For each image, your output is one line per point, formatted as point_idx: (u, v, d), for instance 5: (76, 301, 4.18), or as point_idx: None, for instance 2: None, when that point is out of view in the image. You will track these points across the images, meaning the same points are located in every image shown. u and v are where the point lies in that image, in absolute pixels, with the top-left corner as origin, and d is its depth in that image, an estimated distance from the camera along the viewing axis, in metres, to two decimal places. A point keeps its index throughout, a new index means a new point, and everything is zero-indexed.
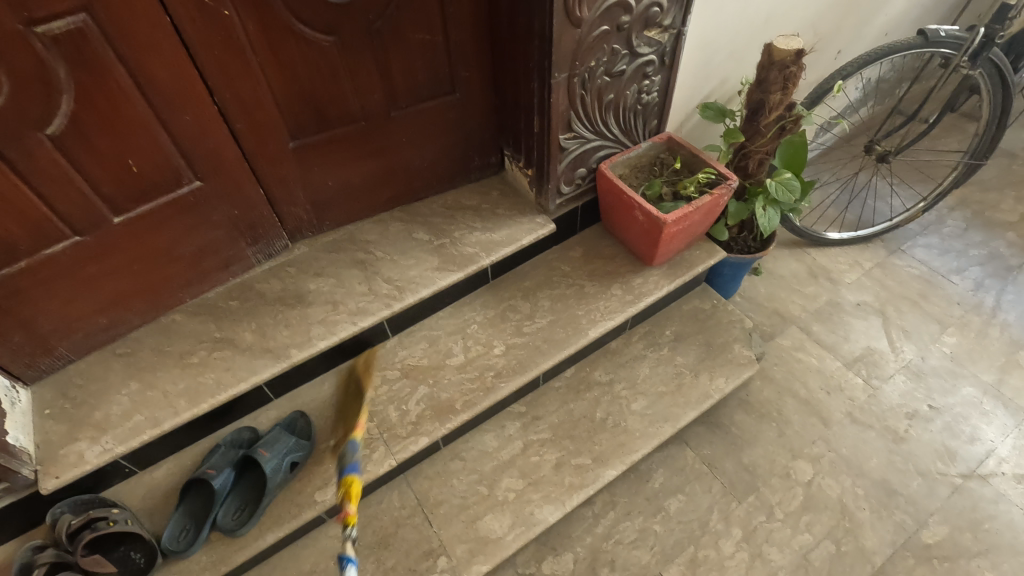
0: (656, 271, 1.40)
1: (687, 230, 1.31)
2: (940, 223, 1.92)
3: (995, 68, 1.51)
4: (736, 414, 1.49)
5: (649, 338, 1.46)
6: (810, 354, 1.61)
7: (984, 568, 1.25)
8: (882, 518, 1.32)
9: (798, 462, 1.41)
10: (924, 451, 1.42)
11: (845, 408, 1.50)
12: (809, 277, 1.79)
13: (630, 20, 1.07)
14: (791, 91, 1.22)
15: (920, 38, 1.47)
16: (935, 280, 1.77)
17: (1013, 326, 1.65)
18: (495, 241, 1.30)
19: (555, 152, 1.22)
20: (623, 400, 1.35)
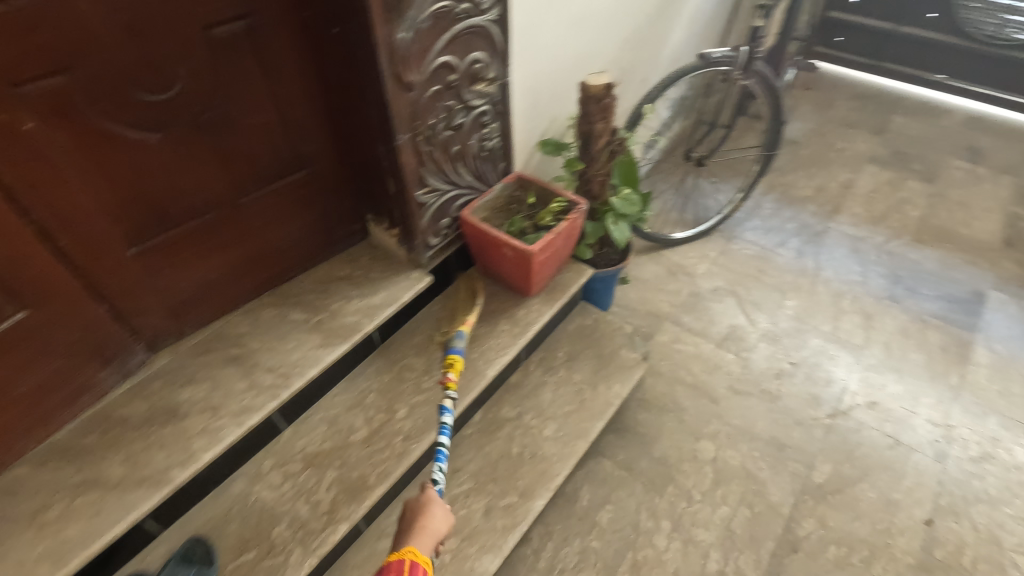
0: (536, 299, 1.47)
1: (554, 257, 1.40)
2: (758, 207, 2.24)
3: (763, 76, 1.82)
4: (638, 414, 1.59)
5: (545, 364, 1.52)
6: (687, 343, 1.77)
7: (867, 490, 1.43)
8: (780, 471, 1.47)
9: (701, 442, 1.53)
10: (796, 403, 1.61)
11: (726, 383, 1.67)
12: (669, 275, 1.98)
13: (457, 77, 1.16)
14: (611, 119, 1.38)
15: (702, 61, 1.74)
16: (767, 255, 2.05)
17: (833, 280, 1.96)
18: (375, 304, 1.29)
19: (415, 208, 1.26)
20: (535, 429, 1.38)
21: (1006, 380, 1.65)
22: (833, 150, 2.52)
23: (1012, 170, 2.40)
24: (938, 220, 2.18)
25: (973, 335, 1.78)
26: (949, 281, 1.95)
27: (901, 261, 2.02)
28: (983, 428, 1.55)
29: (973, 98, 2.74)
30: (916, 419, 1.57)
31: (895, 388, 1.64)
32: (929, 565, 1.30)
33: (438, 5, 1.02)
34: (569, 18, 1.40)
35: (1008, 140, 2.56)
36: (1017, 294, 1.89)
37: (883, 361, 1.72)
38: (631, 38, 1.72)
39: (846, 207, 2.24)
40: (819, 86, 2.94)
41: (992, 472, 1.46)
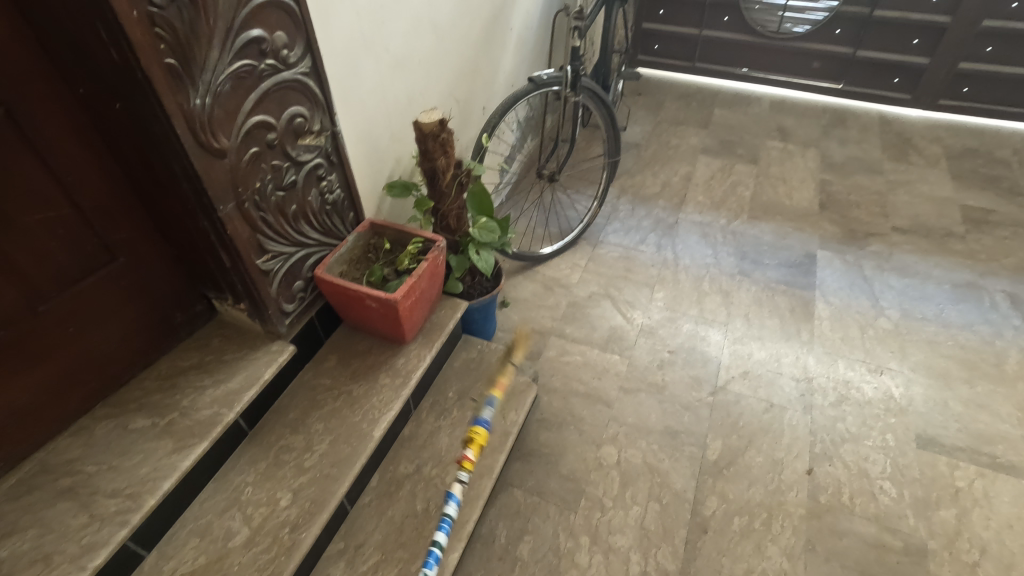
0: (413, 345, 1.42)
1: (422, 298, 1.37)
2: (615, 210, 2.38)
3: (592, 91, 1.94)
4: (540, 435, 1.59)
5: (437, 408, 1.47)
6: (574, 354, 1.81)
7: (755, 455, 1.53)
8: (678, 458, 1.53)
9: (604, 448, 1.56)
10: (681, 388, 1.70)
11: (616, 383, 1.72)
12: (546, 291, 2.03)
13: (277, 136, 1.09)
14: (452, 153, 1.38)
15: (533, 84, 1.81)
16: (632, 254, 2.17)
17: (691, 267, 2.12)
18: (234, 389, 1.17)
19: (259, 277, 1.16)
20: (437, 479, 1.33)
21: (845, 327, 1.87)
22: (670, 148, 2.75)
23: (814, 143, 2.76)
24: (766, 196, 2.44)
25: (812, 293, 1.99)
26: (785, 249, 2.18)
27: (743, 238, 2.23)
28: (835, 374, 1.73)
29: (774, 86, 3.13)
30: (782, 379, 1.72)
31: (760, 354, 1.80)
32: (818, 511, 1.42)
33: (237, 65, 0.96)
34: (390, 59, 1.40)
35: (806, 118, 2.94)
36: (839, 250, 2.16)
37: (746, 332, 1.87)
38: (460, 71, 1.75)
39: (690, 197, 2.44)
40: (648, 90, 3.21)
41: (850, 412, 1.63)
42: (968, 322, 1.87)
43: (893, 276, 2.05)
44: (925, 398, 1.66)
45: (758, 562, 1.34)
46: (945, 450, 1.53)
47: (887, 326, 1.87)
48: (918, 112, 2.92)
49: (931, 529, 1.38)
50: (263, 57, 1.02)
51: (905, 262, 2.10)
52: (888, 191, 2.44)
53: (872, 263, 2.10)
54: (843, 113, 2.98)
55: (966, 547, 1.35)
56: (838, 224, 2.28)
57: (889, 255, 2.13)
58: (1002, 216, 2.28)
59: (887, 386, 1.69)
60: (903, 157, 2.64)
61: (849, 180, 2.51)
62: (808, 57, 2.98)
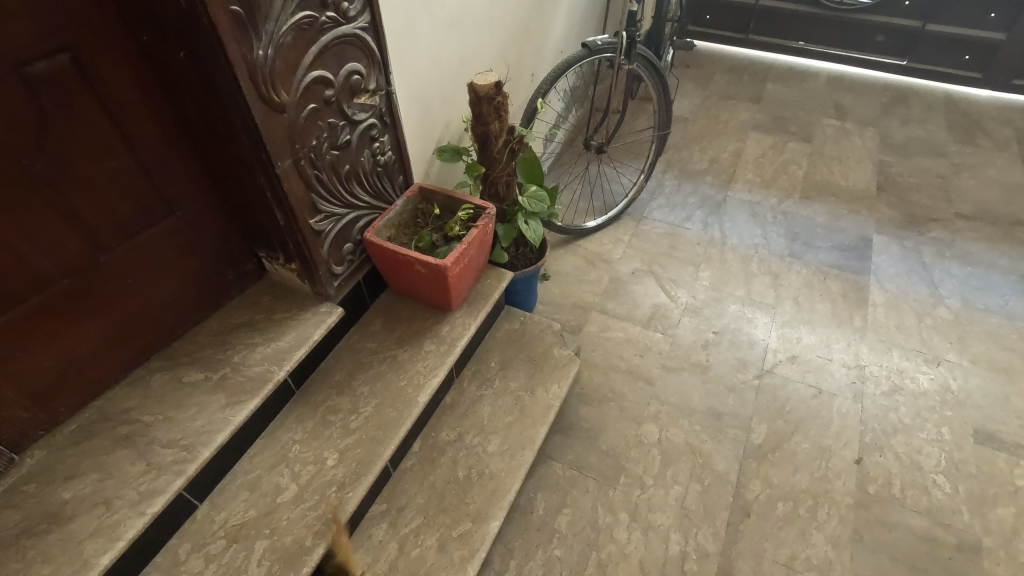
0: (458, 313, 1.41)
1: (470, 266, 1.34)
2: (661, 186, 2.31)
3: (646, 59, 1.86)
4: (580, 410, 1.58)
5: (479, 377, 1.46)
6: (615, 330, 1.78)
7: (801, 441, 1.49)
8: (720, 440, 1.50)
9: (645, 426, 1.54)
10: (726, 370, 1.66)
11: (659, 362, 1.69)
12: (588, 265, 1.99)
13: (334, 92, 1.07)
14: (505, 117, 1.33)
15: (586, 50, 1.74)
16: (677, 231, 2.11)
17: (739, 246, 2.05)
18: (284, 348, 1.17)
19: (311, 238, 1.15)
20: (479, 448, 1.32)
21: (900, 315, 1.79)
22: (719, 123, 2.65)
23: (872, 122, 2.62)
24: (820, 176, 2.34)
25: (866, 278, 1.91)
26: (838, 231, 2.09)
27: (794, 219, 2.15)
28: (889, 362, 1.67)
29: (832, 61, 2.97)
30: (832, 365, 1.66)
31: (809, 339, 1.74)
32: (866, 501, 1.38)
33: (299, 15, 0.93)
34: (446, 18, 1.35)
35: (865, 96, 2.80)
36: (897, 234, 2.06)
37: (795, 316, 1.81)
38: (512, 34, 1.70)
39: (739, 174, 2.36)
40: (697, 62, 3.09)
41: (903, 402, 1.57)
42: None
43: (954, 264, 1.95)
44: (985, 392, 1.58)
45: (802, 548, 1.31)
46: (1004, 447, 1.47)
47: (946, 316, 1.78)
48: (988, 91, 2.75)
49: (987, 526, 1.33)
50: (324, 9, 0.99)
51: (968, 250, 1.99)
52: (951, 174, 2.31)
53: (932, 250, 2.00)
54: (906, 91, 2.82)
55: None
56: (897, 208, 2.17)
57: (951, 242, 2.02)
58: None
59: (943, 377, 1.62)
60: (970, 139, 2.49)
61: (910, 161, 2.39)
62: (871, 31, 2.81)
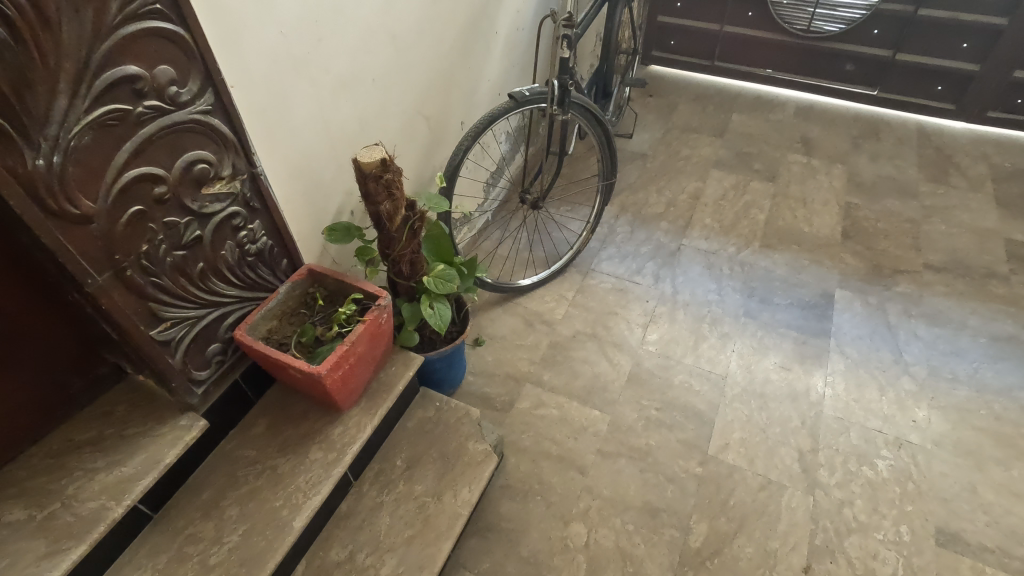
0: (352, 411, 1.25)
1: (360, 362, 1.19)
2: (612, 233, 2.16)
3: (584, 108, 1.71)
4: (503, 506, 1.42)
5: (381, 479, 1.30)
6: (549, 407, 1.62)
7: (744, 544, 1.34)
8: (655, 543, 1.35)
9: (572, 526, 1.38)
10: (667, 456, 1.50)
11: (594, 446, 1.53)
12: (526, 328, 1.83)
13: (169, 189, 0.91)
14: (399, 195, 1.18)
15: (513, 101, 1.59)
16: (625, 286, 1.96)
17: (691, 304, 1.89)
18: (128, 476, 1.01)
19: (156, 350, 0.99)
20: (371, 570, 1.17)
21: (861, 387, 1.64)
22: (679, 159, 2.50)
23: (841, 158, 2.47)
24: (782, 221, 2.19)
25: (825, 342, 1.76)
26: (798, 286, 1.94)
27: (752, 271, 1.99)
28: (846, 444, 1.51)
29: (800, 89, 2.83)
30: (784, 448, 1.51)
31: (760, 416, 1.58)
32: None
33: (99, 112, 0.78)
34: (334, 81, 1.20)
35: (835, 128, 2.65)
36: (861, 289, 1.91)
37: (747, 387, 1.65)
38: (432, 84, 1.55)
39: (697, 219, 2.20)
40: (660, 90, 2.95)
41: (860, 494, 1.41)
42: (1006, 386, 1.62)
43: (921, 324, 1.80)
44: (949, 481, 1.43)
45: None
46: (968, 550, 1.31)
47: (909, 387, 1.63)
48: (962, 124, 2.62)
49: None
50: (141, 98, 0.83)
51: (937, 307, 1.84)
52: (922, 219, 2.17)
53: (898, 307, 1.85)
54: (878, 122, 2.68)
55: None
56: (862, 258, 2.03)
57: (919, 298, 1.88)
58: None
59: (904, 463, 1.47)
60: (942, 178, 2.35)
61: (879, 204, 2.24)
62: (840, 59, 2.68)
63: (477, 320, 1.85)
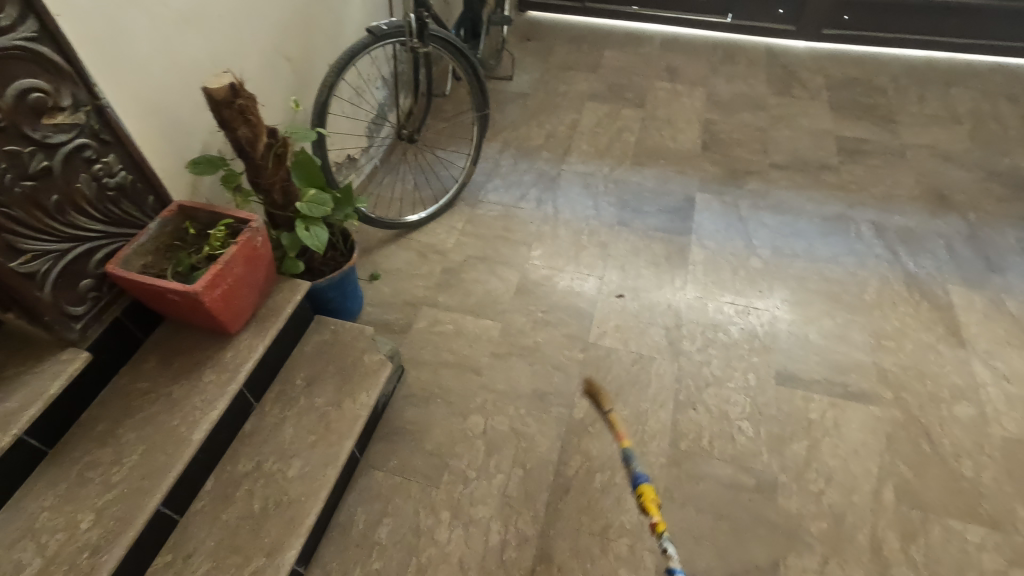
0: (243, 335, 1.32)
1: (242, 284, 1.25)
2: (497, 166, 2.28)
3: (445, 41, 1.79)
4: (406, 412, 1.54)
5: (283, 398, 1.38)
6: (445, 323, 1.74)
7: (620, 410, 1.52)
8: (545, 420, 1.51)
9: (470, 419, 1.52)
10: (554, 348, 1.67)
11: (487, 349, 1.67)
12: (420, 259, 1.93)
13: (3, 116, 0.93)
14: (256, 121, 1.24)
15: (371, 36, 1.65)
16: (511, 211, 2.09)
17: (571, 220, 2.05)
18: (12, 410, 1.04)
19: (22, 283, 1.02)
20: (278, 474, 1.26)
21: (717, 270, 1.86)
22: (558, 95, 2.63)
23: (701, 81, 2.69)
24: (651, 140, 2.37)
25: (687, 238, 1.97)
26: (665, 194, 2.14)
27: (625, 186, 2.17)
28: (704, 317, 1.73)
29: (665, 23, 3.03)
30: (653, 328, 1.71)
31: (632, 306, 1.77)
32: (678, 458, 1.43)
33: None
34: (174, 16, 1.22)
35: (697, 55, 2.86)
36: (718, 191, 2.14)
37: (621, 283, 1.84)
38: (290, 25, 1.59)
39: (574, 146, 2.36)
40: (539, 33, 3.06)
41: (716, 355, 1.63)
42: (834, 255, 1.89)
43: (767, 214, 2.04)
44: (787, 333, 1.68)
45: (617, 516, 1.33)
46: (802, 384, 1.56)
47: (757, 266, 1.87)
48: (804, 43, 2.91)
49: (783, 463, 1.41)
50: None
51: (780, 198, 2.10)
52: (769, 126, 2.42)
53: (748, 203, 2.08)
54: (735, 47, 2.91)
55: (813, 477, 1.38)
56: (719, 164, 2.25)
57: (766, 193, 2.12)
58: (875, 145, 2.30)
59: (752, 326, 1.70)
60: (786, 90, 2.61)
61: (734, 117, 2.47)
62: None
63: (372, 257, 1.93)
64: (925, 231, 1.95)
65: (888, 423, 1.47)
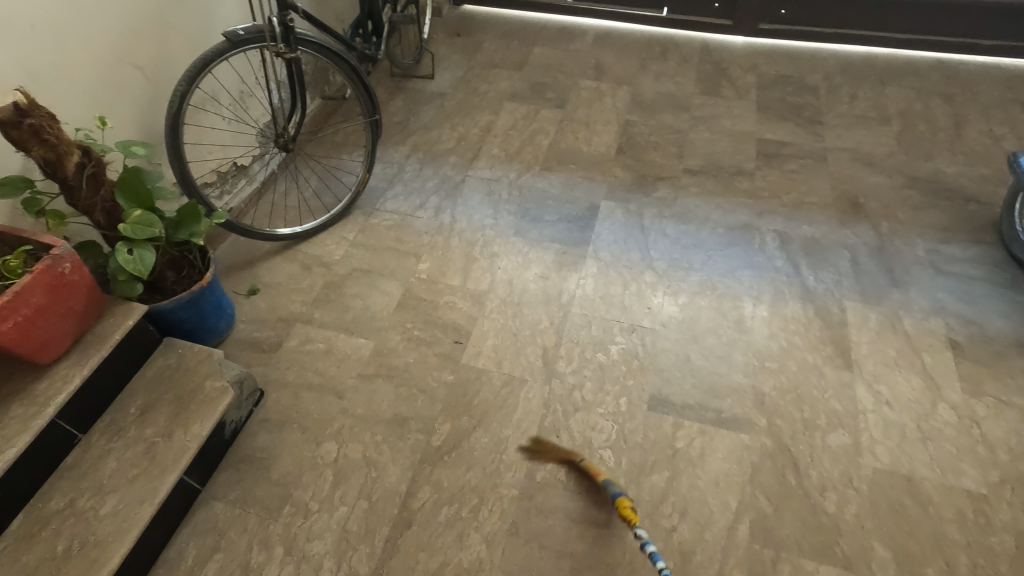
0: (61, 365, 1.25)
1: (45, 313, 1.18)
2: (401, 172, 2.18)
3: (317, 45, 1.70)
4: (258, 438, 1.47)
5: (112, 428, 1.32)
6: (317, 342, 1.67)
7: (481, 436, 1.46)
8: (400, 448, 1.44)
9: (323, 446, 1.45)
10: (423, 370, 1.60)
11: (355, 371, 1.60)
12: (303, 272, 1.85)
13: None
14: (56, 141, 1.16)
15: (226, 42, 1.56)
16: (407, 221, 2.01)
17: (466, 230, 1.97)
18: None
19: None
20: (91, 512, 1.20)
21: (608, 285, 1.78)
22: (477, 95, 2.53)
23: (628, 79, 2.59)
24: (565, 144, 2.28)
25: (584, 250, 1.89)
26: (569, 202, 2.05)
27: (529, 193, 2.09)
28: (585, 336, 1.65)
29: (600, 17, 2.91)
30: (530, 347, 1.63)
31: (513, 324, 1.69)
32: (531, 490, 1.36)
33: None
34: None
35: (628, 51, 2.75)
36: (624, 198, 2.05)
37: (506, 299, 1.76)
38: (136, 30, 1.50)
39: (485, 150, 2.27)
40: (469, 27, 2.93)
41: (590, 377, 1.56)
42: (733, 269, 1.81)
43: (671, 223, 1.95)
44: (668, 354, 1.60)
45: (456, 553, 1.28)
46: (673, 410, 1.48)
47: (650, 280, 1.79)
48: (741, 39, 2.79)
49: (639, 496, 1.34)
50: None
51: (687, 207, 2.01)
52: (690, 128, 2.32)
53: (653, 211, 2.00)
54: (670, 42, 2.79)
55: (668, 512, 1.32)
56: (631, 169, 2.16)
57: (673, 200, 2.03)
58: (795, 149, 2.21)
59: (634, 345, 1.63)
60: (714, 90, 2.50)
61: (654, 119, 2.37)
62: None
63: (253, 270, 1.85)
64: (831, 242, 1.87)
65: (756, 452, 1.40)
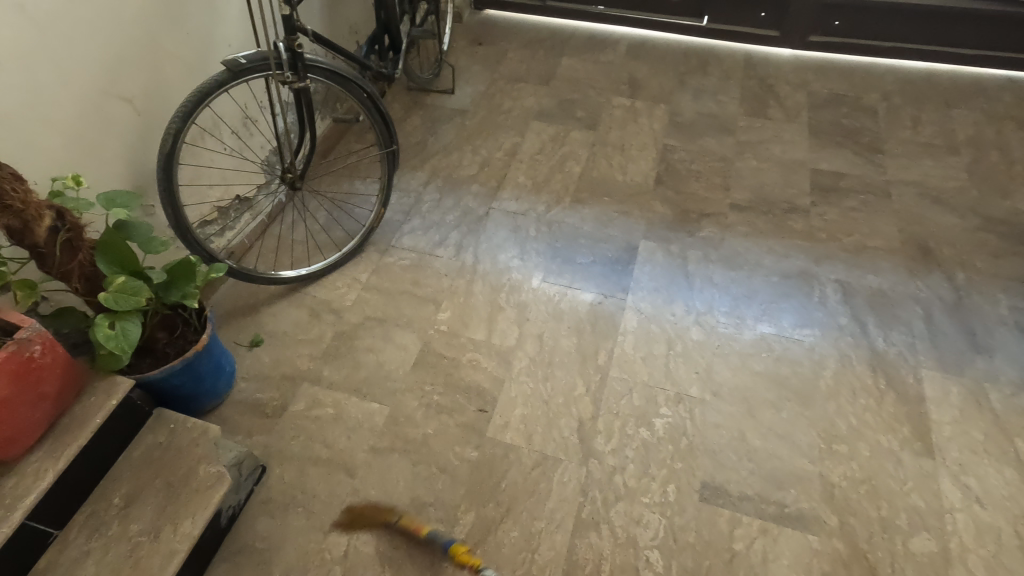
0: (33, 457, 1.08)
1: (9, 403, 1.01)
2: (419, 202, 1.99)
3: (328, 72, 1.50)
4: (259, 524, 1.31)
5: (92, 524, 1.15)
6: (325, 406, 1.50)
7: (510, 530, 1.28)
8: (418, 542, 1.27)
9: (332, 537, 1.29)
10: (443, 444, 1.42)
11: (368, 443, 1.43)
12: (311, 320, 1.68)
13: None
14: (21, 204, 0.99)
15: (227, 72, 1.37)
16: (425, 260, 1.82)
17: (490, 273, 1.78)
18: None
19: None
20: None
21: (650, 343, 1.59)
22: (500, 112, 2.33)
23: (665, 97, 2.37)
24: (597, 171, 2.08)
25: (621, 299, 1.70)
26: (603, 241, 1.85)
27: (559, 229, 1.89)
28: (626, 406, 1.47)
29: (633, 25, 2.68)
30: (564, 419, 1.45)
31: (545, 389, 1.51)
32: None
33: None
34: None
35: (665, 64, 2.53)
36: (665, 237, 1.85)
37: (536, 358, 1.57)
38: (124, 60, 1.32)
39: (509, 178, 2.07)
40: (492, 34, 2.72)
41: (633, 458, 1.38)
42: (790, 326, 1.61)
43: (718, 269, 1.76)
44: (720, 431, 1.41)
45: None
46: (729, 502, 1.30)
47: (697, 338, 1.60)
48: (789, 51, 2.55)
49: None
50: None
51: (735, 249, 1.81)
52: (735, 155, 2.11)
53: (698, 254, 1.80)
54: (711, 54, 2.56)
55: None
56: (671, 203, 1.96)
57: (720, 241, 1.83)
58: (854, 181, 1.99)
59: (681, 419, 1.44)
60: (760, 110, 2.28)
61: (695, 143, 2.16)
62: None
63: (256, 317, 1.68)
64: (900, 295, 1.66)
65: (827, 560, 1.22)
